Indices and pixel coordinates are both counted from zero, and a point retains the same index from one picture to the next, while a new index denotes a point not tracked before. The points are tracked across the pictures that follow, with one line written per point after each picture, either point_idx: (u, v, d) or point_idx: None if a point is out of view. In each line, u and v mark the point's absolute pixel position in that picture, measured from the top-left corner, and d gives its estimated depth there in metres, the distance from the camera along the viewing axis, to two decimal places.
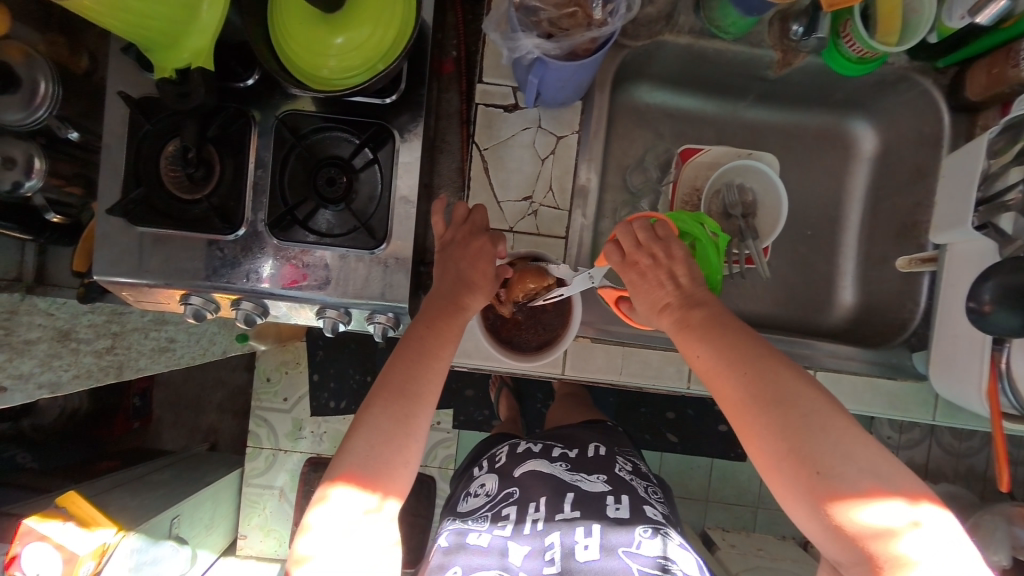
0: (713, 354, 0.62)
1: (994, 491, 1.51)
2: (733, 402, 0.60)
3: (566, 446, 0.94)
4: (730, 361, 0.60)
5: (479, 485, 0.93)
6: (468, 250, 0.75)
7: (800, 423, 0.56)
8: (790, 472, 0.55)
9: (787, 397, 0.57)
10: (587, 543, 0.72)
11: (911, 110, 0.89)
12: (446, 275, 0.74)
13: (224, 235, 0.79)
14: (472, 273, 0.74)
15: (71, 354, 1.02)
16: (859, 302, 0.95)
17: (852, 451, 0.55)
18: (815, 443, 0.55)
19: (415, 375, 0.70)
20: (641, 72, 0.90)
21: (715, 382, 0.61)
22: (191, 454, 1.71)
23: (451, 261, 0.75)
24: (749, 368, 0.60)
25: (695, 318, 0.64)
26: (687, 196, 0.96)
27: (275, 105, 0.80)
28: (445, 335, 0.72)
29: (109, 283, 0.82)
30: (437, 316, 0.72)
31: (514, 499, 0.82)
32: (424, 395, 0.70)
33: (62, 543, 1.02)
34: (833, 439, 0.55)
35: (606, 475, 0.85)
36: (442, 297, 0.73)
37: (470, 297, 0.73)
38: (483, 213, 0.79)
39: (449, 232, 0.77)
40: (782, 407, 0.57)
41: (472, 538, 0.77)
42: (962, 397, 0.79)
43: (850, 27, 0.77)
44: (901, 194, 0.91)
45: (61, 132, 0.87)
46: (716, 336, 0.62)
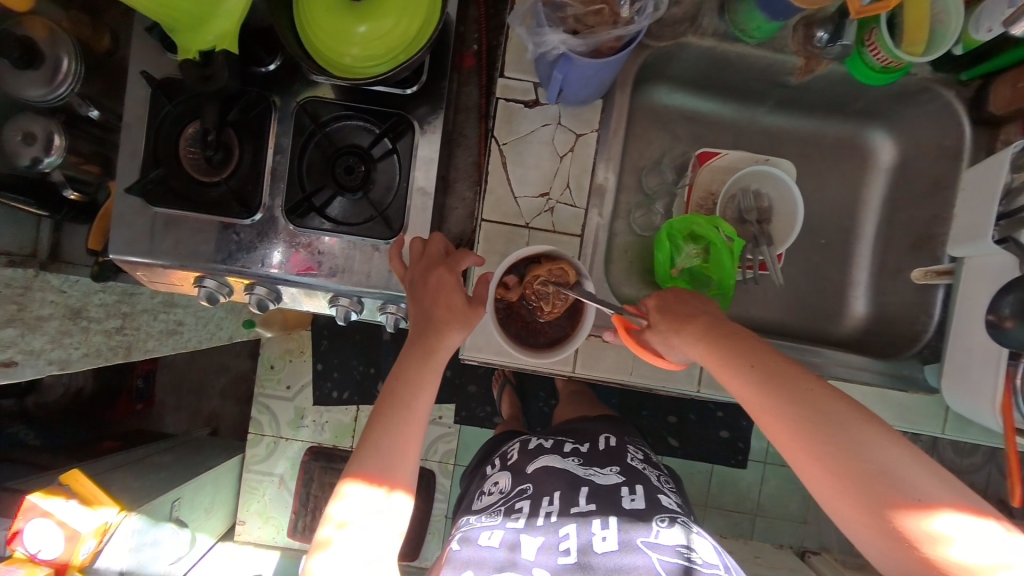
0: (750, 367, 0.63)
1: (994, 509, 1.50)
2: (777, 415, 0.60)
3: (576, 440, 0.95)
4: (766, 373, 0.62)
5: (491, 484, 0.93)
6: (431, 289, 0.74)
7: (847, 437, 0.57)
8: (848, 485, 0.56)
9: (828, 404, 0.59)
10: (605, 535, 0.73)
11: (932, 122, 0.88)
12: (419, 311, 0.75)
13: (240, 219, 0.80)
14: (441, 313, 0.74)
15: (81, 332, 1.03)
16: (871, 313, 0.95)
17: (901, 452, 0.56)
18: (864, 449, 0.56)
19: (407, 401, 0.74)
20: (662, 74, 0.90)
21: (755, 396, 0.62)
22: (193, 438, 1.72)
23: (420, 299, 0.74)
24: (785, 380, 0.61)
25: (729, 335, 0.66)
26: (701, 200, 0.95)
27: (296, 92, 0.81)
28: (424, 370, 0.74)
29: (123, 263, 0.83)
30: (417, 350, 0.75)
31: (527, 494, 0.82)
32: (413, 422, 0.74)
33: (64, 521, 1.03)
34: (881, 445, 0.56)
35: (618, 466, 0.87)
36: (419, 332, 0.75)
37: (445, 329, 0.74)
38: (438, 244, 0.78)
39: (409, 270, 0.76)
40: (827, 424, 0.58)
41: (484, 539, 0.75)
42: (974, 411, 0.78)
43: (875, 35, 0.76)
44: (918, 206, 0.91)
45: (81, 110, 0.86)
46: (750, 349, 0.64)
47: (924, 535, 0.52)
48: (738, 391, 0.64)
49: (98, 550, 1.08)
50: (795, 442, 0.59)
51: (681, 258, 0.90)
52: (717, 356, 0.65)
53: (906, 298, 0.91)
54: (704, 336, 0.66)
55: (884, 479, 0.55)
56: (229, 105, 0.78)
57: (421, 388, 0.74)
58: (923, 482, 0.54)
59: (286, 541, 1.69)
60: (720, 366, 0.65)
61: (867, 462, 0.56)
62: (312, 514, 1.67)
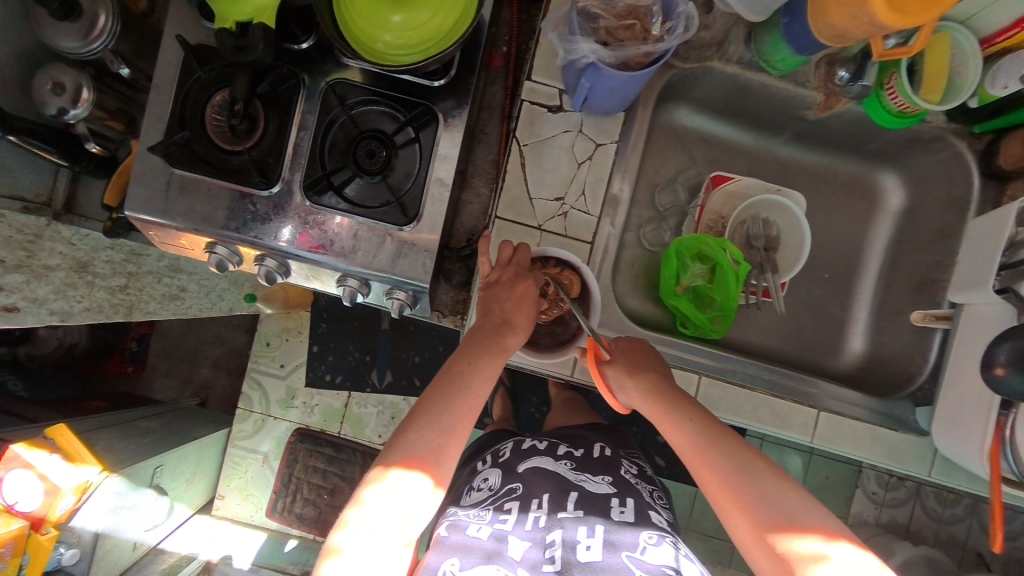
0: (689, 419, 0.71)
1: (971, 561, 1.50)
2: (704, 464, 0.68)
3: (571, 445, 0.95)
4: (701, 426, 0.70)
5: (481, 479, 0.93)
6: (513, 292, 0.76)
7: (751, 482, 0.65)
8: (746, 521, 0.63)
9: (747, 459, 0.67)
10: (590, 544, 0.72)
11: (943, 170, 0.89)
12: (490, 315, 0.76)
13: (259, 190, 0.81)
14: (515, 315, 0.76)
15: (86, 286, 1.04)
16: (869, 351, 0.95)
17: (808, 511, 0.62)
18: (776, 503, 0.63)
19: (465, 386, 0.71)
20: (684, 95, 0.92)
21: (689, 446, 0.70)
22: (180, 407, 1.71)
23: (500, 299, 0.76)
24: (715, 435, 0.69)
25: (667, 393, 0.74)
26: (711, 222, 0.98)
27: (326, 72, 0.82)
28: (487, 360, 0.72)
29: (136, 221, 0.84)
30: (484, 341, 0.74)
31: (517, 495, 0.82)
32: (467, 413, 0.70)
33: (44, 474, 1.03)
34: (783, 493, 0.64)
35: (611, 477, 0.87)
36: (491, 325, 0.76)
37: (511, 337, 0.75)
38: (526, 253, 0.80)
39: (495, 271, 0.78)
40: (738, 471, 0.66)
41: (472, 530, 0.76)
42: (963, 457, 0.78)
43: (895, 79, 0.78)
44: (923, 250, 0.92)
45: (113, 66, 0.87)
46: (687, 405, 0.73)
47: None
48: (673, 440, 0.72)
49: (77, 508, 1.07)
50: (718, 490, 0.66)
51: (687, 276, 0.91)
52: (659, 408, 0.74)
53: (905, 340, 0.91)
54: (651, 387, 0.75)
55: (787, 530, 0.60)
56: (259, 77, 0.80)
57: (483, 378, 0.72)
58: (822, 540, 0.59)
59: (263, 520, 1.69)
60: (661, 417, 0.73)
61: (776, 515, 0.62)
62: (292, 495, 1.67)
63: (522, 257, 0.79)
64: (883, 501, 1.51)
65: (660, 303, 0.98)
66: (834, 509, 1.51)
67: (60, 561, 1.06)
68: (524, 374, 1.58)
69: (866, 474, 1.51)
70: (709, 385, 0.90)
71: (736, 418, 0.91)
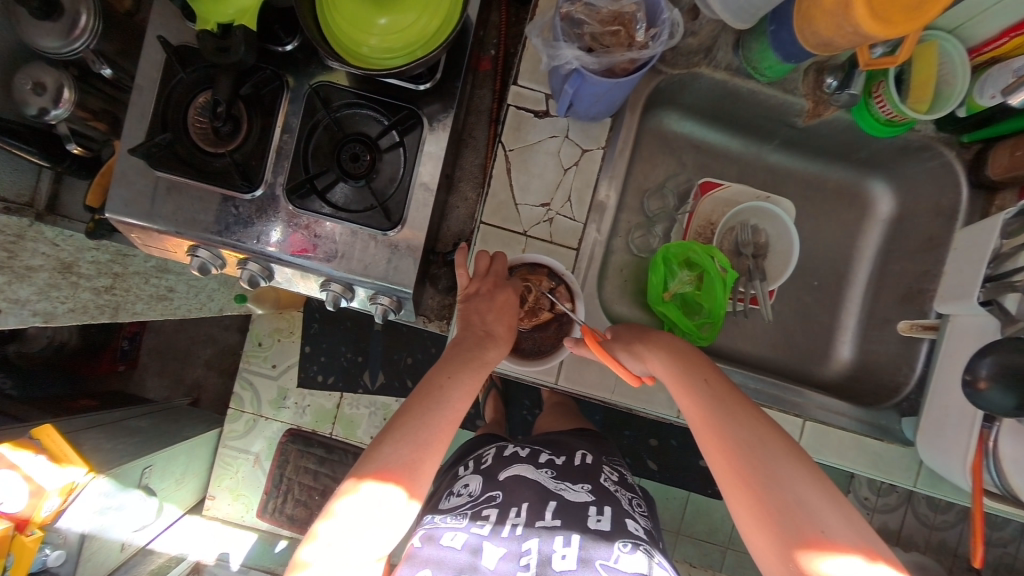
0: (710, 387, 0.68)
1: (962, 567, 1.50)
2: (718, 435, 0.64)
3: (553, 453, 0.95)
4: (716, 391, 0.67)
5: (462, 485, 0.92)
6: (494, 303, 0.76)
7: (756, 448, 0.62)
8: (740, 482, 0.61)
9: (764, 436, 0.63)
10: (565, 553, 0.72)
11: (932, 179, 0.89)
12: (471, 326, 0.76)
13: (241, 192, 0.80)
14: (497, 325, 0.76)
15: (70, 287, 1.03)
16: (857, 360, 0.95)
17: (808, 485, 0.59)
18: (777, 473, 0.60)
19: (444, 400, 0.70)
20: (673, 101, 0.91)
21: (703, 415, 0.66)
22: (171, 406, 1.70)
23: (479, 310, 0.76)
24: (736, 406, 0.66)
25: (686, 356, 0.71)
26: (700, 228, 0.97)
27: (310, 75, 0.81)
28: (467, 372, 0.72)
29: (118, 223, 0.83)
30: (465, 354, 0.73)
31: (495, 502, 0.82)
32: (445, 427, 0.69)
33: (30, 475, 1.02)
34: (787, 466, 0.61)
35: (590, 485, 0.86)
36: (472, 337, 0.75)
37: (492, 350, 0.74)
38: (505, 263, 0.79)
39: (473, 283, 0.78)
40: (744, 435, 0.63)
41: (447, 540, 0.75)
42: (947, 469, 0.78)
43: (883, 88, 0.77)
44: (912, 259, 0.91)
45: (94, 66, 0.86)
46: (710, 374, 0.69)
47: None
48: (686, 406, 0.69)
49: (63, 508, 1.06)
50: (728, 465, 0.62)
51: (674, 283, 0.91)
52: (679, 372, 0.70)
53: (893, 349, 0.91)
54: (673, 353, 0.72)
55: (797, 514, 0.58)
56: (243, 79, 0.79)
57: (462, 392, 0.71)
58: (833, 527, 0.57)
59: (254, 521, 1.68)
60: (679, 382, 0.70)
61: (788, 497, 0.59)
62: (283, 495, 1.66)
63: (499, 266, 0.79)
64: (875, 506, 1.51)
65: (648, 309, 0.98)
66: None
67: (45, 561, 1.05)
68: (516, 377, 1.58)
69: (858, 480, 1.51)
70: None
71: None
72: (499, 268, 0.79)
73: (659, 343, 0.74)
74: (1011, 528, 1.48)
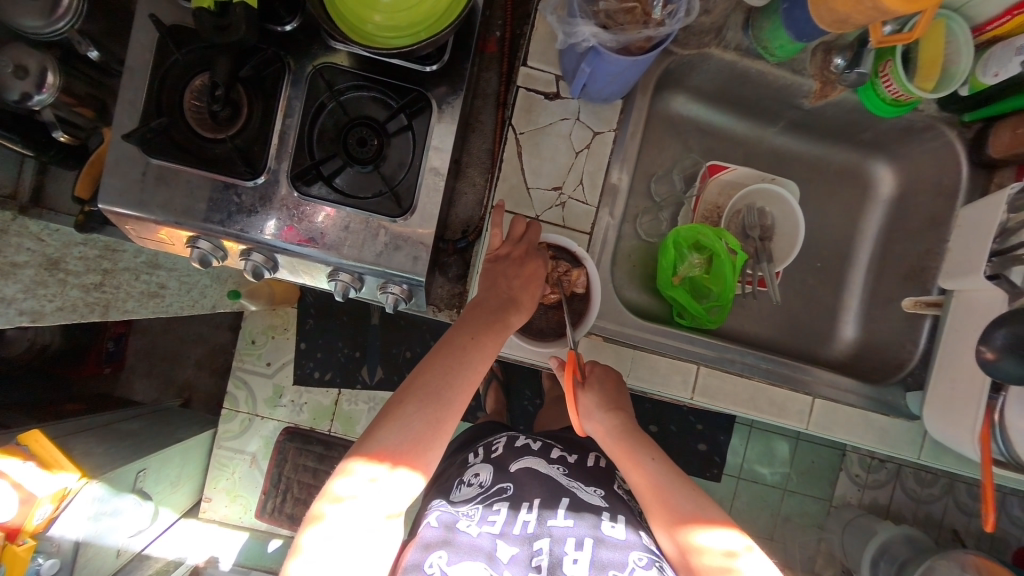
0: (652, 458, 0.75)
1: (949, 539, 1.56)
2: (651, 489, 0.73)
3: (565, 450, 0.94)
4: (657, 463, 0.75)
5: (472, 474, 0.91)
6: (523, 270, 0.75)
7: (676, 499, 0.71)
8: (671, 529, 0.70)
9: (682, 486, 0.73)
10: (577, 558, 0.71)
11: (932, 159, 0.91)
12: (494, 289, 0.74)
13: (244, 180, 0.77)
14: (522, 293, 0.74)
15: (57, 285, 0.98)
16: (860, 339, 0.97)
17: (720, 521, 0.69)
18: (696, 514, 0.70)
19: (465, 364, 0.69)
20: (681, 83, 0.91)
21: (640, 475, 0.74)
22: (162, 408, 1.65)
23: (502, 271, 0.75)
24: (668, 473, 0.74)
25: (627, 427, 0.78)
26: (707, 212, 0.98)
27: (313, 56, 0.78)
28: (488, 338, 0.70)
29: (111, 214, 0.79)
30: (488, 317, 0.72)
31: (507, 495, 0.82)
32: (464, 393, 0.69)
33: (20, 483, 0.97)
34: (704, 509, 0.71)
35: (603, 490, 0.86)
36: (495, 300, 0.74)
37: (514, 315, 0.73)
38: (538, 234, 0.79)
39: (505, 245, 0.77)
40: (667, 492, 0.72)
41: (462, 527, 0.76)
42: (953, 440, 0.80)
43: (890, 67, 0.78)
44: (913, 239, 0.93)
45: (80, 48, 0.81)
46: (642, 438, 0.77)
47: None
48: (627, 466, 0.76)
49: (55, 516, 1.02)
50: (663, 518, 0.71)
51: (684, 266, 0.91)
52: (627, 448, 0.76)
53: (896, 327, 0.93)
54: (618, 429, 0.78)
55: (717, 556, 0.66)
56: (242, 60, 0.75)
57: (481, 357, 0.70)
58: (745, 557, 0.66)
59: (252, 522, 1.65)
60: (626, 455, 0.76)
61: (709, 542, 0.67)
62: (282, 495, 1.63)
63: (532, 236, 0.79)
64: (865, 483, 1.56)
65: (657, 294, 0.98)
66: (819, 492, 1.57)
67: (39, 571, 0.99)
68: (516, 367, 1.58)
69: (850, 457, 1.56)
70: (708, 374, 0.92)
71: (733, 407, 0.93)
72: (532, 237, 0.79)
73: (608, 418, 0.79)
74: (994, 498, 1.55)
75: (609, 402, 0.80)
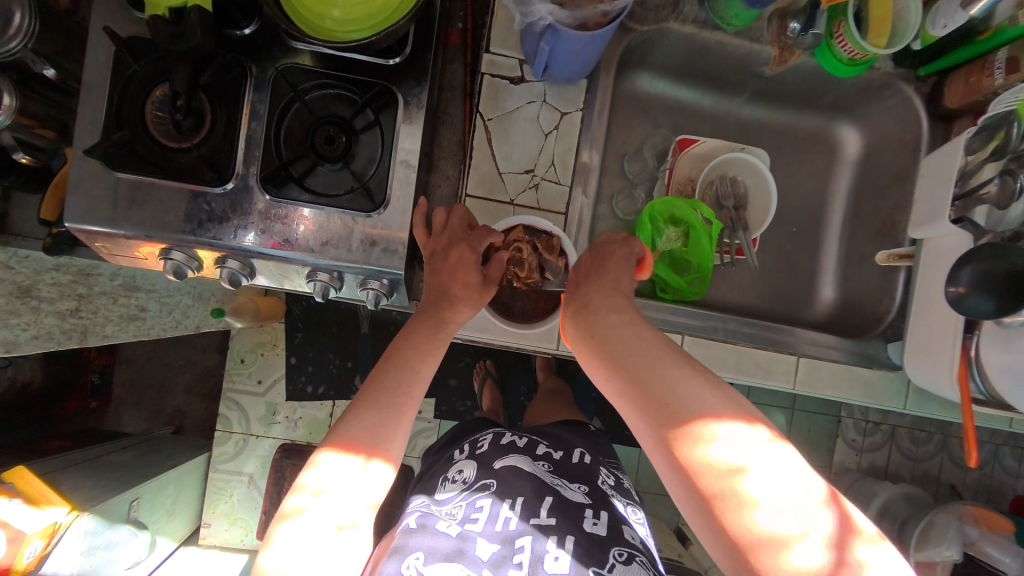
0: (669, 355, 0.60)
1: (947, 494, 1.59)
2: (632, 397, 0.59)
3: (551, 446, 0.94)
4: (647, 359, 0.60)
5: (456, 471, 0.91)
6: (448, 260, 0.73)
7: (664, 398, 0.56)
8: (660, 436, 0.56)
9: (675, 379, 0.57)
10: (558, 555, 0.72)
11: (893, 116, 0.93)
12: (431, 288, 0.75)
13: (212, 187, 0.76)
14: (454, 285, 0.74)
15: (31, 313, 0.96)
16: (839, 299, 0.99)
17: (726, 407, 0.55)
18: (694, 406, 0.55)
19: (410, 366, 0.71)
20: (644, 61, 0.92)
21: (619, 385, 0.61)
22: (153, 437, 1.62)
23: (432, 269, 0.75)
24: (686, 370, 0.58)
25: (603, 324, 0.66)
26: (681, 185, 0.99)
27: (274, 58, 0.78)
28: (429, 341, 0.73)
29: (79, 232, 0.77)
30: (429, 321, 0.73)
31: (490, 491, 0.80)
32: (413, 394, 0.71)
33: (7, 521, 0.94)
34: (702, 398, 0.55)
35: (588, 487, 0.85)
36: (432, 298, 0.75)
37: (452, 312, 0.74)
38: (461, 217, 0.77)
39: (431, 241, 0.76)
40: (652, 392, 0.57)
41: (441, 527, 0.75)
42: (933, 383, 0.82)
43: (843, 28, 0.80)
44: (881, 196, 0.96)
45: (36, 67, 0.80)
46: (620, 335, 0.64)
47: (746, 523, 0.49)
48: (609, 378, 0.62)
49: (46, 554, 0.98)
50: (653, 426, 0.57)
51: (663, 240, 0.92)
52: (633, 348, 0.61)
53: (873, 283, 0.95)
54: (623, 334, 0.63)
55: (725, 452, 0.52)
56: (201, 67, 0.75)
57: (426, 359, 0.73)
58: (763, 451, 0.52)
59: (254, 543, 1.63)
60: (604, 362, 0.63)
61: (720, 436, 0.52)
62: None
63: (462, 225, 0.77)
64: (861, 447, 1.59)
65: None
66: (818, 459, 1.59)
67: None
68: (509, 364, 1.58)
69: (844, 423, 1.59)
70: (693, 343, 0.93)
71: (723, 374, 0.94)
72: (463, 226, 0.77)
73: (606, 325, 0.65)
74: (986, 451, 1.58)
75: (612, 311, 0.67)
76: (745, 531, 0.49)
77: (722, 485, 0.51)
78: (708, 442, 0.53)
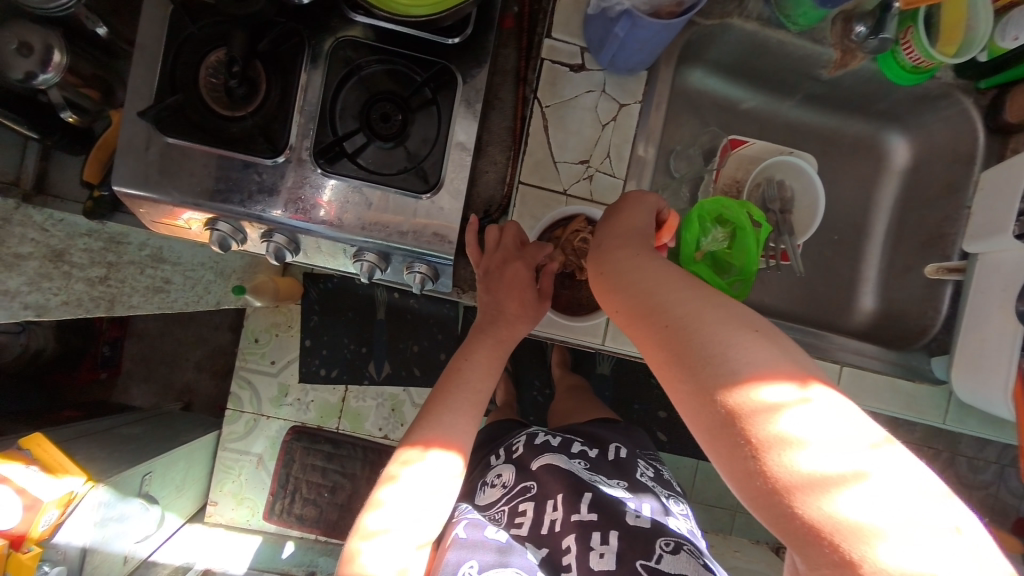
0: (677, 291, 0.49)
1: None
2: (645, 333, 0.49)
3: (586, 443, 0.92)
4: (648, 294, 0.50)
5: (494, 474, 0.90)
6: (503, 278, 0.77)
7: (686, 340, 0.46)
8: (688, 386, 0.45)
9: (686, 319, 0.47)
10: (604, 552, 0.71)
11: (947, 127, 0.92)
12: (486, 305, 0.80)
13: (264, 158, 0.75)
14: (507, 301, 0.78)
15: (62, 277, 0.94)
16: (879, 309, 0.98)
17: (762, 360, 0.43)
18: (707, 354, 0.44)
19: (469, 379, 0.74)
20: (700, 56, 0.91)
21: (628, 317, 0.51)
22: (163, 412, 1.60)
23: (490, 289, 0.78)
24: (720, 311, 0.47)
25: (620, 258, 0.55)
26: (726, 186, 0.98)
27: (333, 29, 0.76)
28: (485, 355, 0.77)
29: (122, 196, 0.76)
30: (484, 337, 0.78)
31: (530, 495, 0.80)
32: (471, 404, 0.73)
33: (22, 488, 0.91)
34: (732, 346, 0.44)
35: (627, 482, 0.84)
36: (488, 315, 0.80)
37: (507, 327, 0.78)
38: (514, 235, 0.78)
39: (485, 259, 0.79)
40: (668, 330, 0.47)
41: (490, 530, 0.73)
42: (984, 399, 0.83)
43: (912, 33, 0.79)
44: (930, 208, 0.95)
45: (88, 24, 0.78)
46: (656, 268, 0.52)
47: (816, 508, 0.39)
48: (619, 308, 0.52)
49: (60, 522, 0.96)
50: (675, 372, 0.46)
51: (708, 240, 0.90)
52: (642, 285, 0.51)
53: (916, 295, 0.95)
54: (641, 270, 0.52)
55: (786, 417, 0.41)
56: (259, 35, 0.73)
57: (482, 372, 0.75)
58: (827, 416, 0.41)
59: (260, 524, 1.61)
60: (608, 296, 0.54)
61: (778, 396, 0.42)
62: (291, 496, 1.61)
63: (513, 240, 0.79)
64: None
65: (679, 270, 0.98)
66: None
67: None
68: (526, 358, 1.57)
69: None
70: None
71: None
72: (515, 241, 0.79)
73: (618, 260, 0.55)
74: None
75: (630, 247, 0.56)
76: (809, 513, 0.39)
77: (780, 456, 0.41)
78: (759, 404, 0.42)
